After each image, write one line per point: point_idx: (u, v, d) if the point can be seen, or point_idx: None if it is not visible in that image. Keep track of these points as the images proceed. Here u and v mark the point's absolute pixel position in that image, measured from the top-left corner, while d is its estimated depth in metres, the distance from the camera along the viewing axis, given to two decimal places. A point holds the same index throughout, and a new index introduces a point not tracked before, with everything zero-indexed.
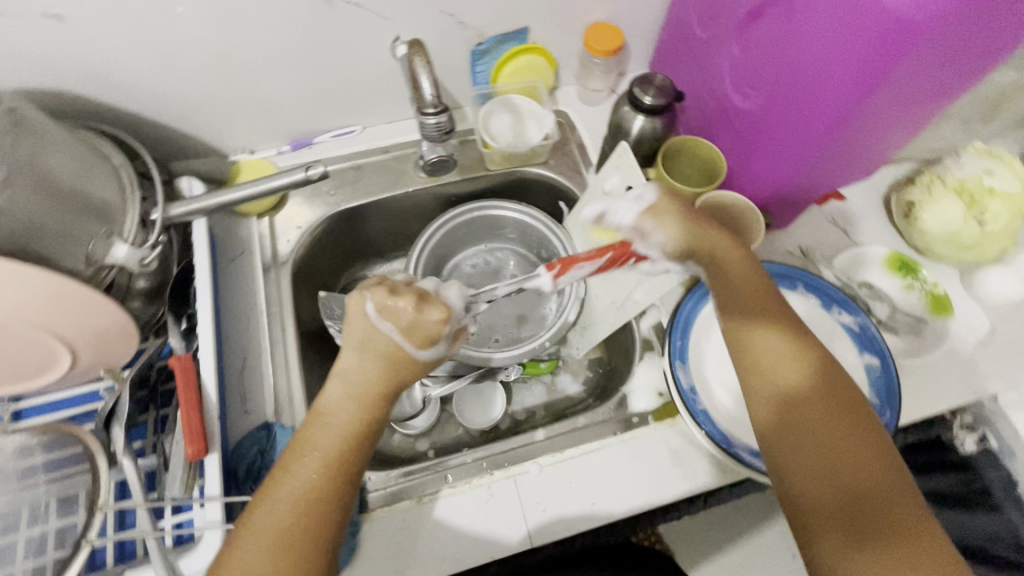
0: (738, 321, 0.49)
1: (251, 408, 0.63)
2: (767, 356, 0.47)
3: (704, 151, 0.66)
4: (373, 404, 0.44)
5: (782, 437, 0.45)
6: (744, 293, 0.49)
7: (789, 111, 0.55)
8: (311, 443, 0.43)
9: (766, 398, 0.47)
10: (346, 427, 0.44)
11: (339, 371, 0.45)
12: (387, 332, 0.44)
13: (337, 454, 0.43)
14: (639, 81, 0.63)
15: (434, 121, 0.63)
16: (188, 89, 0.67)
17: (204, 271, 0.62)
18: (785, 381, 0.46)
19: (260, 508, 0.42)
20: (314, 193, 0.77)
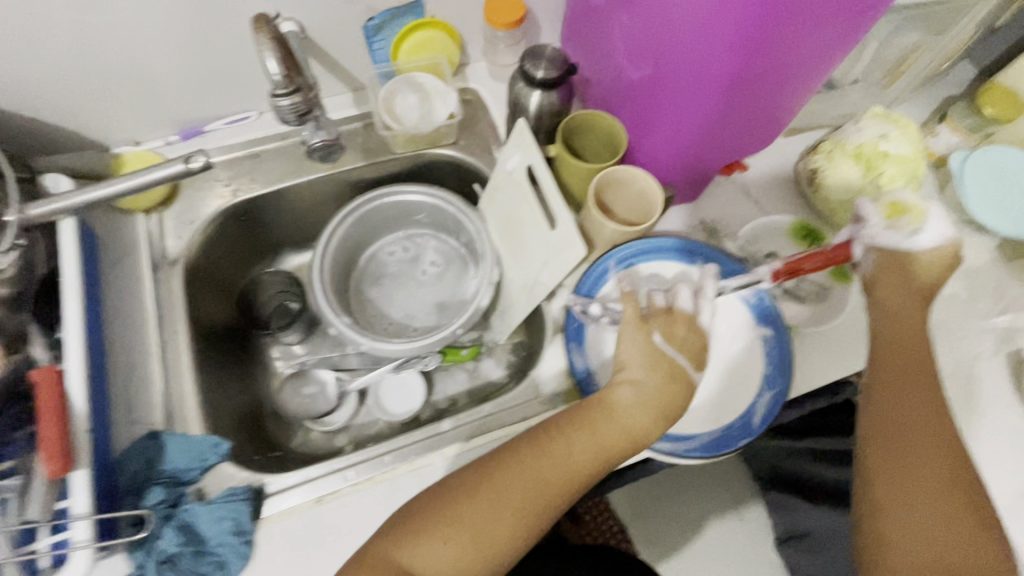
0: (884, 354, 0.54)
1: (138, 416, 0.59)
2: (915, 381, 0.51)
3: (604, 124, 0.64)
4: (657, 419, 0.50)
5: (889, 452, 0.50)
6: (910, 339, 0.54)
7: (673, 77, 0.53)
8: (591, 427, 0.50)
9: (894, 412, 0.51)
10: (629, 428, 0.50)
11: (631, 380, 0.51)
12: (667, 348, 0.52)
13: (607, 452, 0.49)
14: (528, 55, 0.60)
15: (286, 103, 0.54)
16: (46, 77, 0.61)
17: (72, 275, 0.57)
18: (909, 402, 0.51)
19: (507, 471, 0.48)
20: (208, 183, 0.72)
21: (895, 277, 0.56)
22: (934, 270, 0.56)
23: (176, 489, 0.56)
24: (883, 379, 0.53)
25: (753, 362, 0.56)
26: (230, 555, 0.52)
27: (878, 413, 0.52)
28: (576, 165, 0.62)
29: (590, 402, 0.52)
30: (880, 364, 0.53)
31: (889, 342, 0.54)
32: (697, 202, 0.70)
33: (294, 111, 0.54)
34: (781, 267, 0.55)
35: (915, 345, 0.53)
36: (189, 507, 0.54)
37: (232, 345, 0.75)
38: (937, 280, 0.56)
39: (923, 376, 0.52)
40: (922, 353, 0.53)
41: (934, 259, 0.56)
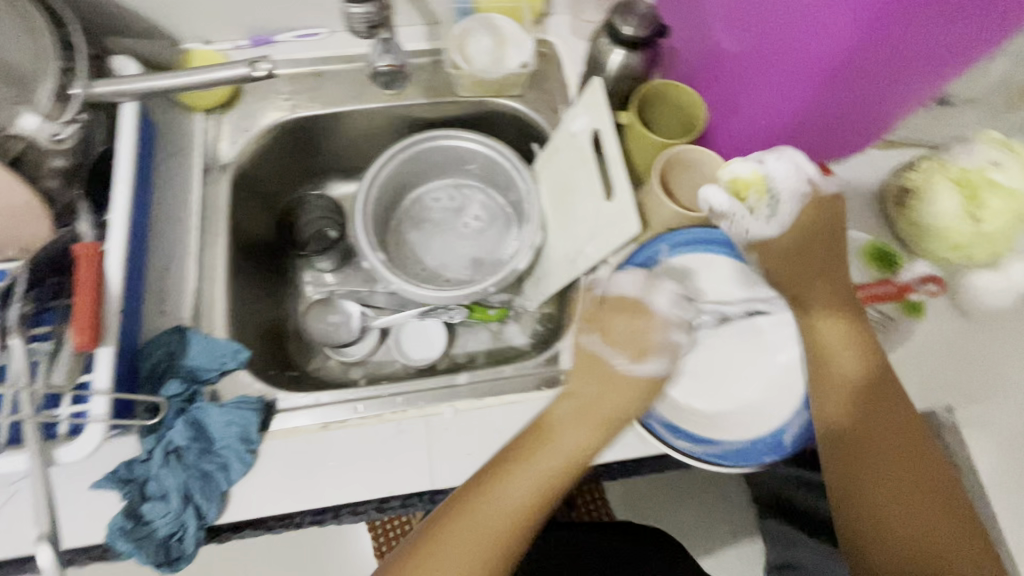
0: (825, 363, 0.48)
1: (168, 309, 0.60)
2: (861, 386, 0.47)
3: (682, 96, 0.59)
4: (600, 425, 0.49)
5: (863, 466, 0.46)
6: (831, 341, 0.49)
7: (773, 57, 0.48)
8: (528, 457, 0.48)
9: (853, 426, 0.46)
10: (571, 450, 0.48)
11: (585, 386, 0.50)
12: (601, 353, 0.50)
13: (553, 478, 0.47)
14: (619, 8, 0.55)
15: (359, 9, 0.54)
16: None
17: (124, 159, 0.57)
18: (870, 414, 0.47)
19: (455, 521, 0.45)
20: (268, 95, 0.71)
21: (808, 289, 0.50)
22: (813, 239, 0.50)
23: (192, 386, 0.56)
24: (822, 389, 0.48)
25: (797, 381, 0.52)
26: (232, 459, 0.53)
27: (846, 429, 0.47)
28: (646, 137, 0.58)
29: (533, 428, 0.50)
30: (821, 375, 0.48)
31: (821, 349, 0.49)
32: None
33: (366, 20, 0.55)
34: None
35: (832, 339, 0.49)
36: (201, 405, 0.55)
37: (266, 261, 0.75)
38: (807, 261, 0.50)
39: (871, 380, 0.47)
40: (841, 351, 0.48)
41: (794, 239, 0.49)
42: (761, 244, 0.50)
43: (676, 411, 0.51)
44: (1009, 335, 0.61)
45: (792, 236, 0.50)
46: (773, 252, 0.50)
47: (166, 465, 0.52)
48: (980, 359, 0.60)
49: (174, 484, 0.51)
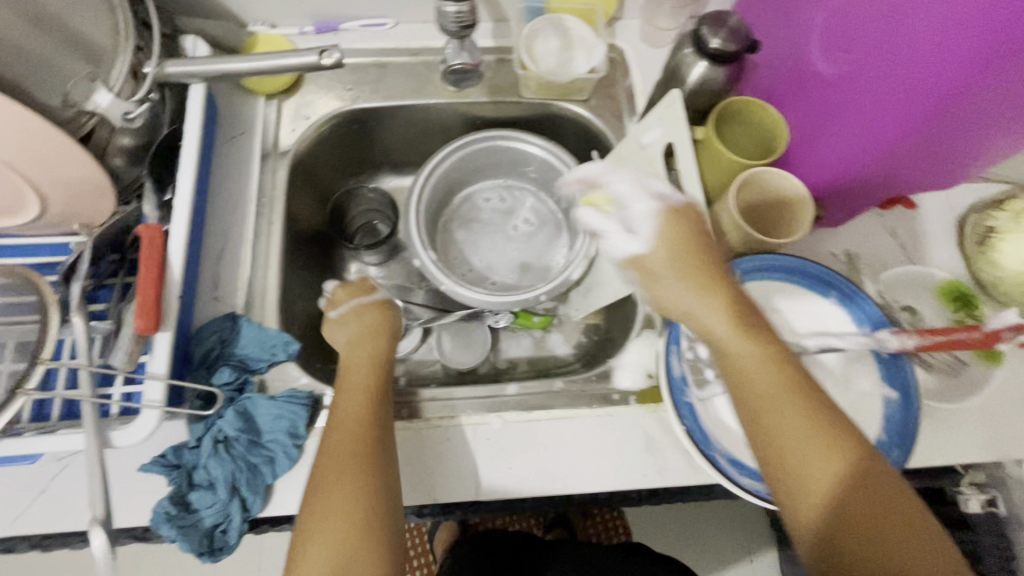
0: (750, 384, 0.45)
1: (221, 295, 0.60)
2: (783, 397, 0.44)
3: (767, 116, 0.56)
4: (373, 337, 0.59)
5: (800, 476, 0.42)
6: (746, 355, 0.46)
7: (876, 79, 0.46)
8: (337, 408, 0.51)
9: (787, 449, 0.42)
10: (360, 378, 0.54)
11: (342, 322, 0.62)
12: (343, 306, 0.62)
13: (359, 412, 0.51)
14: (709, 19, 0.53)
15: (453, 7, 0.56)
16: None
17: (191, 142, 0.57)
18: (807, 433, 0.42)
19: (319, 491, 0.46)
20: (330, 83, 0.70)
21: (662, 284, 0.50)
22: (673, 256, 0.50)
23: (243, 375, 0.56)
24: (756, 413, 0.44)
25: (865, 420, 0.50)
26: (279, 453, 0.53)
27: (777, 452, 0.43)
28: (722, 153, 0.56)
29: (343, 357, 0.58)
30: (752, 398, 0.45)
31: (740, 370, 0.46)
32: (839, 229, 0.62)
33: (459, 17, 0.57)
34: (912, 348, 0.49)
35: (752, 353, 0.46)
36: (251, 396, 0.55)
37: (315, 250, 0.74)
38: (681, 261, 0.49)
39: (800, 393, 0.44)
40: (759, 366, 0.45)
41: (661, 252, 0.50)
42: (633, 258, 0.51)
43: (738, 442, 0.49)
44: None
45: (661, 250, 0.50)
46: (653, 265, 0.50)
47: (214, 456, 0.51)
48: None
49: (222, 474, 0.51)
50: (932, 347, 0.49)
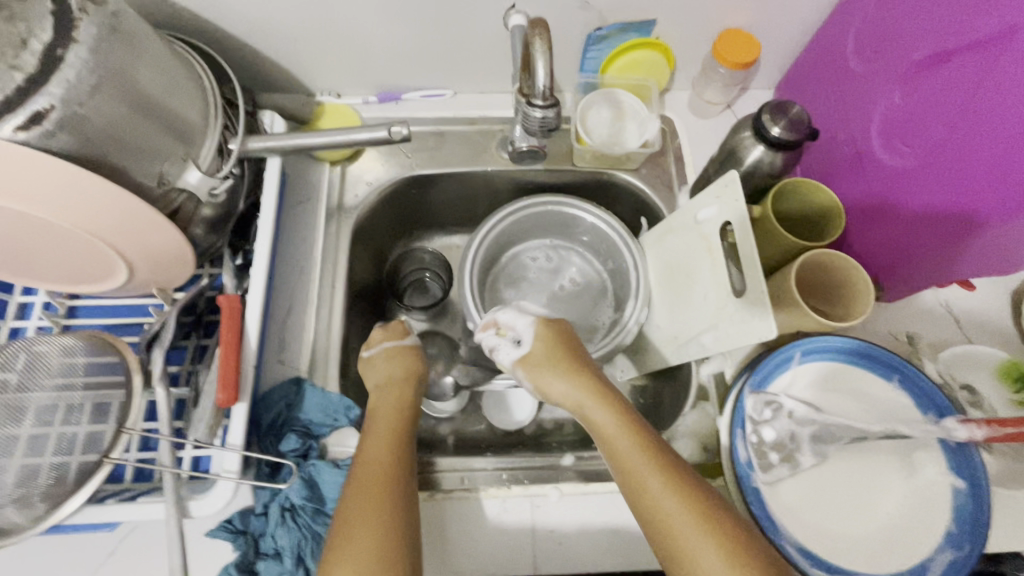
0: (627, 471, 0.48)
1: (286, 358, 0.62)
2: (647, 467, 0.47)
3: (824, 197, 0.57)
4: (404, 383, 0.61)
5: (669, 539, 0.44)
6: (621, 442, 0.50)
7: (946, 179, 0.47)
8: (367, 436, 0.54)
9: (660, 521, 0.45)
10: (388, 413, 0.57)
11: (388, 361, 0.64)
12: (378, 349, 0.65)
13: (390, 441, 0.53)
14: (771, 106, 0.55)
15: (538, 114, 0.54)
16: (286, 21, 0.63)
17: (269, 213, 0.60)
18: (672, 508, 0.44)
19: (350, 508, 0.47)
20: (391, 150, 0.74)
21: (542, 376, 0.59)
22: (550, 351, 0.60)
23: (308, 441, 0.57)
24: (634, 497, 0.47)
25: (937, 511, 0.48)
26: None
27: (654, 529, 0.45)
28: (781, 233, 0.56)
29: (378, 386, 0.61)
30: (630, 484, 0.48)
31: (611, 443, 0.50)
32: (895, 305, 0.62)
33: (544, 126, 0.54)
34: (982, 439, 0.48)
35: (627, 441, 0.49)
36: (316, 462, 0.56)
37: (368, 308, 0.76)
38: (553, 356, 0.60)
39: (667, 470, 0.47)
40: (634, 451, 0.48)
41: (540, 347, 0.61)
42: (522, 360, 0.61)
43: (806, 529, 0.48)
44: None
45: (540, 346, 0.61)
46: (534, 359, 0.60)
47: (282, 524, 0.52)
48: None
49: (290, 544, 0.52)
50: (1003, 438, 0.48)
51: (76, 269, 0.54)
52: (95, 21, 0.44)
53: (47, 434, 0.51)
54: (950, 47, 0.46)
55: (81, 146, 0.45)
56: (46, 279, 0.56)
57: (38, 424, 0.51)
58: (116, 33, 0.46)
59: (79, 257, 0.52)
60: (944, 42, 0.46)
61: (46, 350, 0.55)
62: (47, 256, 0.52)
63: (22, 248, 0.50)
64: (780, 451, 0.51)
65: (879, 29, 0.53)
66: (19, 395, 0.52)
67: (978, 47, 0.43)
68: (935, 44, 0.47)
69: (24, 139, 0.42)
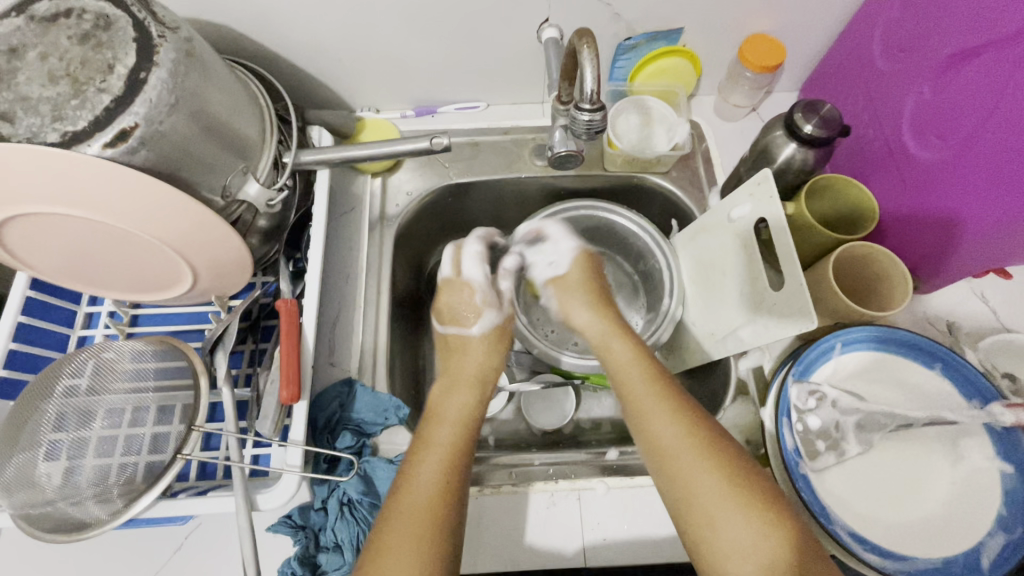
0: (632, 396, 0.55)
1: (337, 360, 0.65)
2: (643, 386, 0.55)
3: (856, 193, 0.59)
4: (477, 394, 0.63)
5: (654, 441, 0.51)
6: (629, 372, 0.57)
7: (980, 170, 0.48)
8: (428, 435, 0.55)
9: (654, 436, 0.51)
10: (456, 414, 0.59)
11: (478, 350, 0.68)
12: (472, 322, 0.70)
13: (452, 444, 0.54)
14: (802, 106, 0.57)
15: (586, 117, 0.56)
16: (332, 41, 0.67)
17: (319, 221, 0.63)
18: (665, 425, 0.51)
19: (399, 513, 0.48)
20: (428, 161, 0.77)
21: (571, 294, 0.71)
22: (584, 279, 0.72)
23: (361, 439, 0.60)
24: (636, 418, 0.54)
25: (988, 495, 0.49)
26: None
27: (651, 444, 0.51)
28: (816, 228, 0.58)
29: (454, 382, 0.64)
30: (631, 404, 0.55)
31: (619, 365, 0.59)
32: (931, 297, 0.63)
33: (591, 129, 0.56)
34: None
35: (635, 371, 0.57)
36: (370, 459, 0.58)
37: (409, 313, 0.79)
38: (584, 284, 0.72)
39: (663, 392, 0.54)
40: (639, 379, 0.56)
41: (575, 271, 0.72)
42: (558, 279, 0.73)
43: (855, 516, 0.49)
44: None
45: (577, 270, 0.73)
46: (569, 279, 0.72)
47: (340, 518, 0.54)
48: None
49: (348, 536, 0.54)
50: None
51: (145, 277, 0.57)
52: (171, 47, 0.48)
53: (116, 436, 0.54)
54: (977, 43, 0.47)
55: (155, 161, 0.48)
56: (116, 288, 0.60)
57: (108, 427, 0.54)
58: (189, 57, 0.49)
59: (150, 264, 0.55)
60: (972, 39, 0.48)
61: (115, 356, 0.58)
62: (119, 265, 0.56)
63: (99, 257, 0.54)
64: (826, 440, 0.52)
65: (904, 29, 0.55)
66: (89, 399, 0.55)
67: (1008, 41, 0.45)
68: (962, 41, 0.49)
69: (110, 155, 0.46)
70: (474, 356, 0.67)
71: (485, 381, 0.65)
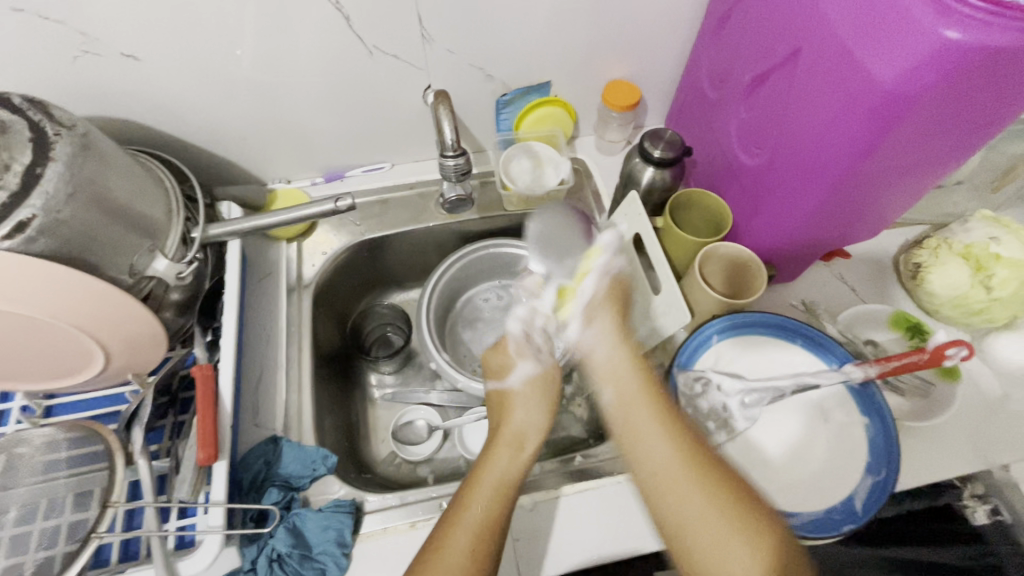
0: (627, 424, 0.55)
1: (262, 420, 0.66)
2: (643, 420, 0.54)
3: (710, 204, 0.69)
4: (524, 451, 0.58)
5: (648, 476, 0.52)
6: (622, 392, 0.57)
7: (786, 170, 0.57)
8: (468, 503, 0.52)
9: (646, 465, 0.52)
10: (500, 475, 0.55)
11: (522, 408, 0.62)
12: (517, 374, 0.65)
13: (485, 519, 0.51)
14: (648, 136, 0.67)
15: (452, 162, 0.65)
16: (235, 122, 0.73)
17: (231, 287, 0.66)
18: (650, 439, 0.53)
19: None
20: (341, 222, 0.82)
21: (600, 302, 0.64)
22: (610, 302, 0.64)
23: (289, 493, 0.61)
24: (627, 448, 0.54)
25: (855, 447, 0.56)
26: (330, 564, 0.56)
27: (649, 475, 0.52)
28: (682, 238, 0.66)
29: (501, 443, 0.59)
30: (623, 433, 0.55)
31: (613, 402, 0.57)
32: (793, 283, 0.71)
33: (457, 171, 0.65)
34: (875, 376, 0.57)
35: (636, 408, 0.55)
36: (299, 511, 0.59)
37: (337, 367, 0.81)
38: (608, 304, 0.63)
39: (658, 421, 0.54)
40: (635, 403, 0.56)
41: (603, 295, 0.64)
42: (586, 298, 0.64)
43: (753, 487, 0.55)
44: None
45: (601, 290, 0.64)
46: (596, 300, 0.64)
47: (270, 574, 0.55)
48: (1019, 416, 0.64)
49: None
50: (892, 371, 0.57)
51: (56, 362, 0.58)
52: (67, 142, 0.52)
53: (29, 530, 0.52)
54: (762, 69, 0.58)
55: (58, 248, 0.52)
56: (20, 377, 0.59)
57: (19, 523, 0.53)
58: (87, 149, 0.54)
59: (57, 349, 0.56)
60: (762, 65, 0.58)
61: (26, 449, 0.57)
62: (23, 353, 0.56)
63: None
64: (715, 420, 0.59)
65: (719, 65, 0.67)
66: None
67: (785, 64, 0.55)
68: (757, 68, 0.59)
69: (7, 246, 0.48)
70: (521, 414, 0.62)
71: (527, 439, 0.59)
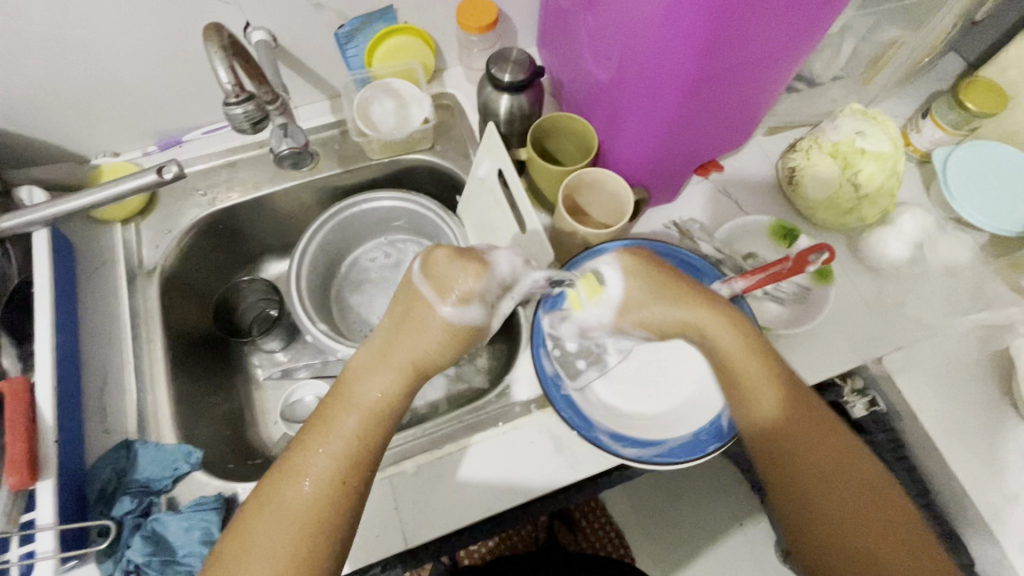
0: (738, 377, 0.51)
1: (112, 426, 0.60)
2: (758, 371, 0.50)
3: (572, 126, 0.63)
4: (405, 375, 0.50)
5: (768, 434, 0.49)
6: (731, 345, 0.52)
7: (622, 85, 0.54)
8: (330, 430, 0.47)
9: (764, 422, 0.49)
10: (368, 404, 0.49)
11: (414, 332, 0.51)
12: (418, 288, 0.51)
13: (350, 456, 0.47)
14: (493, 60, 0.61)
15: (240, 110, 0.55)
16: (17, 91, 0.61)
17: (41, 284, 0.57)
18: (769, 391, 0.50)
19: (260, 523, 0.44)
20: (185, 194, 0.73)
21: (647, 299, 0.54)
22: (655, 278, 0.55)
23: (147, 498, 0.56)
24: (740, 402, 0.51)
25: None
26: (198, 564, 0.53)
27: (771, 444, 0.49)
28: (546, 170, 0.62)
29: (378, 359, 0.50)
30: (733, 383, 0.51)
31: (719, 351, 0.52)
32: (670, 203, 0.69)
33: (249, 120, 0.55)
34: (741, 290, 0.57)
35: (753, 364, 0.51)
36: (159, 516, 0.54)
37: (210, 353, 0.75)
38: (664, 283, 0.54)
39: (774, 376, 0.50)
40: (744, 356, 0.51)
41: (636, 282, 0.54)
42: (619, 308, 0.55)
43: (621, 421, 0.57)
44: (913, 280, 0.67)
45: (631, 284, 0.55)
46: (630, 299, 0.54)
47: None
48: (890, 309, 0.65)
49: None
50: (759, 283, 0.56)
51: None
52: None
53: None
54: None
55: None
56: None
57: None
58: None
59: None
60: None
61: None
62: None
63: None
64: (586, 357, 0.59)
65: None
66: None
67: None
68: None
69: None
70: (413, 337, 0.51)
71: (415, 366, 0.50)
